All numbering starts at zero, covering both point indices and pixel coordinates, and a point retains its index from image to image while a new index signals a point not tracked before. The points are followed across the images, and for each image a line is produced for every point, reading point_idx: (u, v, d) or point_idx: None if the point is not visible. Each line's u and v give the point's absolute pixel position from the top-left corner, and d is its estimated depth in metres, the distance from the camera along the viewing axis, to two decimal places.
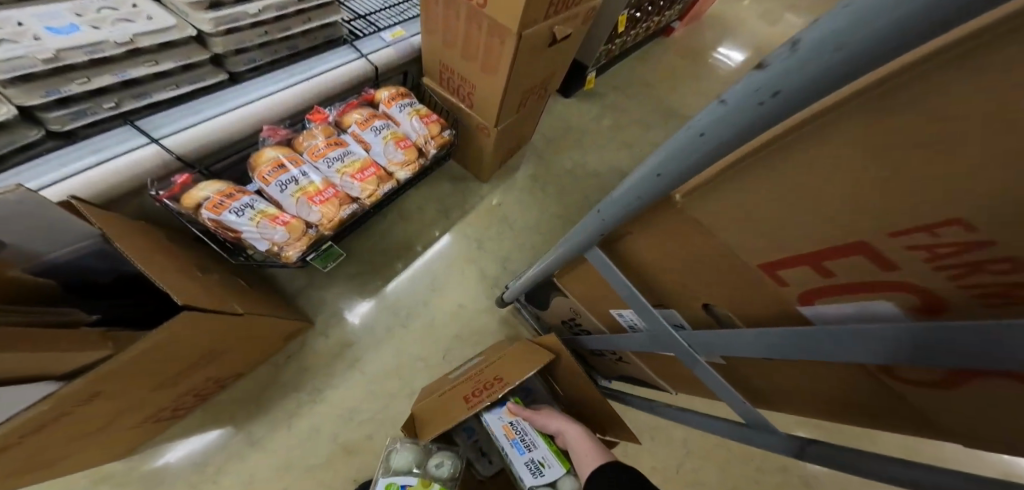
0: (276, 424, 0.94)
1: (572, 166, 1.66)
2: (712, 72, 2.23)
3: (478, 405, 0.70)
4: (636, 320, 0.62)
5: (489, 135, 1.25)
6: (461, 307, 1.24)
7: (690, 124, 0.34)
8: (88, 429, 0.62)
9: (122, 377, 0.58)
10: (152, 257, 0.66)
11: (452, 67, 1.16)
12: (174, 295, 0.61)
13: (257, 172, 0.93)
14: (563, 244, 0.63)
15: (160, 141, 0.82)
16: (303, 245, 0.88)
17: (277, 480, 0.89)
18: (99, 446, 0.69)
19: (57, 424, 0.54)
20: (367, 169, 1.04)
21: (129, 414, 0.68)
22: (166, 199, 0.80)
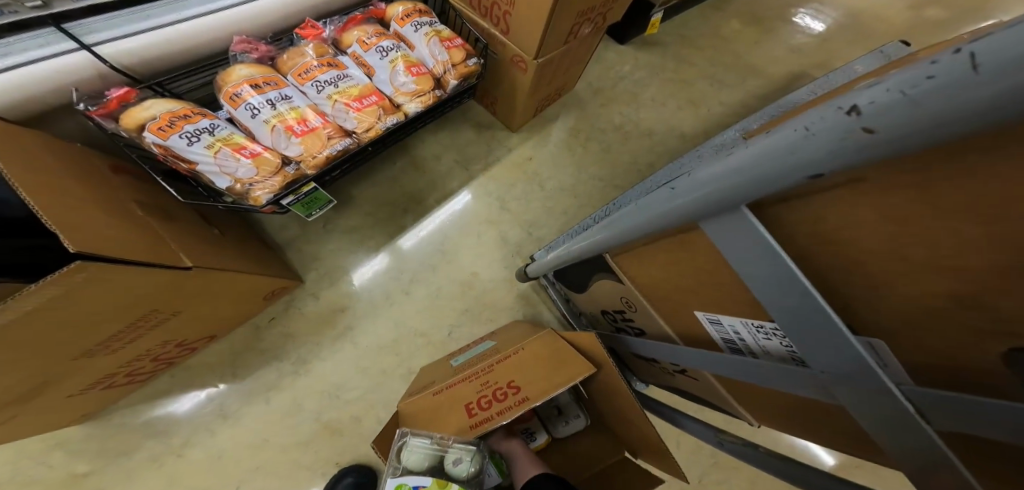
0: (255, 396, 0.91)
1: (623, 121, 1.34)
2: (828, 11, 1.70)
3: (485, 428, 0.54)
4: (747, 334, 0.39)
5: (527, 71, 0.94)
6: (473, 275, 1.08)
7: (854, 92, 0.17)
8: (11, 399, 0.54)
9: (8, 341, 0.44)
10: (59, 185, 0.48)
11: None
12: (66, 239, 0.42)
13: (224, 91, 0.70)
14: (668, 192, 0.34)
15: (92, 48, 0.59)
16: (275, 185, 0.69)
17: (251, 455, 0.88)
18: (36, 412, 0.62)
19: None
20: (367, 96, 0.79)
21: (61, 381, 0.59)
22: (102, 118, 0.62)
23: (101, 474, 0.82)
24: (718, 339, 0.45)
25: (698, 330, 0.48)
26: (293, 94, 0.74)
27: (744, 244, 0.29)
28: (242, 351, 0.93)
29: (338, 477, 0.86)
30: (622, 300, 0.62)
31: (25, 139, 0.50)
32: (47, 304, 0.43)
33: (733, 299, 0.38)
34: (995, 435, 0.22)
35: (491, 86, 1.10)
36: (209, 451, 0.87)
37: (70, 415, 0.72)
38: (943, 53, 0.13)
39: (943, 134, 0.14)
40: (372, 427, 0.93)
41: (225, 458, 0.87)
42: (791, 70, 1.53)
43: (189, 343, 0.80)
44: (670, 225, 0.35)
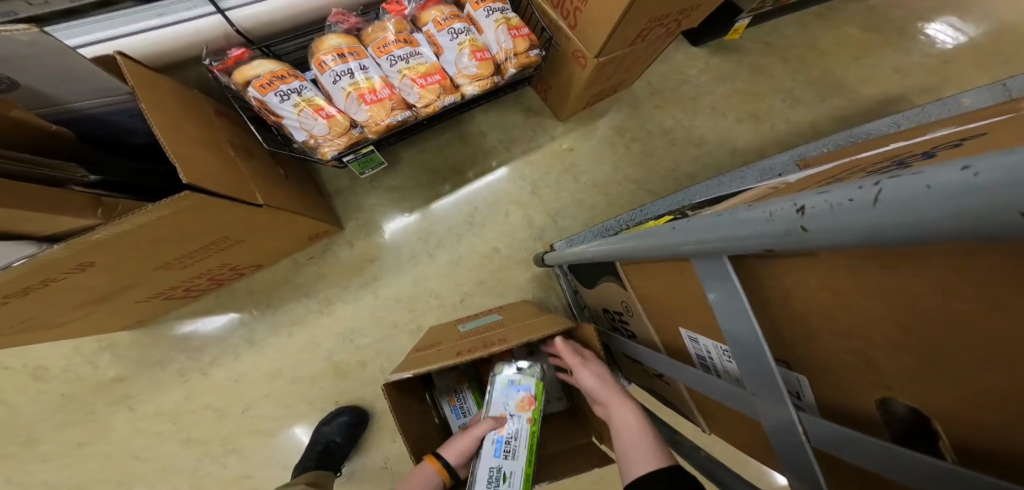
0: (280, 328, 1.05)
1: (675, 127, 1.31)
2: (960, 27, 1.49)
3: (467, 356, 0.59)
4: (715, 354, 0.43)
5: (586, 67, 0.94)
6: (494, 251, 1.15)
7: (802, 196, 0.21)
8: (91, 298, 0.66)
9: (119, 246, 0.56)
10: (176, 123, 0.61)
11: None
12: (179, 170, 0.55)
13: (315, 57, 0.79)
14: (669, 231, 0.37)
15: (225, 13, 0.73)
16: (341, 144, 0.79)
17: (267, 380, 1.04)
18: (114, 310, 0.76)
19: (46, 290, 0.56)
20: (432, 75, 0.84)
21: (134, 288, 0.72)
22: (219, 71, 0.75)
23: (139, 377, 1.00)
24: (694, 354, 0.48)
25: (678, 344, 0.53)
26: (370, 65, 0.82)
27: (717, 283, 0.33)
28: (271, 289, 1.06)
29: (335, 414, 1.01)
30: (622, 302, 0.66)
31: (162, 85, 0.64)
32: (153, 221, 0.56)
33: (709, 324, 0.42)
34: (873, 466, 0.28)
35: (548, 74, 1.11)
36: (229, 372, 1.03)
37: (128, 320, 0.87)
38: (866, 183, 0.17)
39: (860, 240, 0.18)
40: (373, 372, 1.06)
41: (242, 381, 1.03)
42: (879, 95, 1.39)
43: (242, 269, 0.94)
44: (668, 255, 0.39)
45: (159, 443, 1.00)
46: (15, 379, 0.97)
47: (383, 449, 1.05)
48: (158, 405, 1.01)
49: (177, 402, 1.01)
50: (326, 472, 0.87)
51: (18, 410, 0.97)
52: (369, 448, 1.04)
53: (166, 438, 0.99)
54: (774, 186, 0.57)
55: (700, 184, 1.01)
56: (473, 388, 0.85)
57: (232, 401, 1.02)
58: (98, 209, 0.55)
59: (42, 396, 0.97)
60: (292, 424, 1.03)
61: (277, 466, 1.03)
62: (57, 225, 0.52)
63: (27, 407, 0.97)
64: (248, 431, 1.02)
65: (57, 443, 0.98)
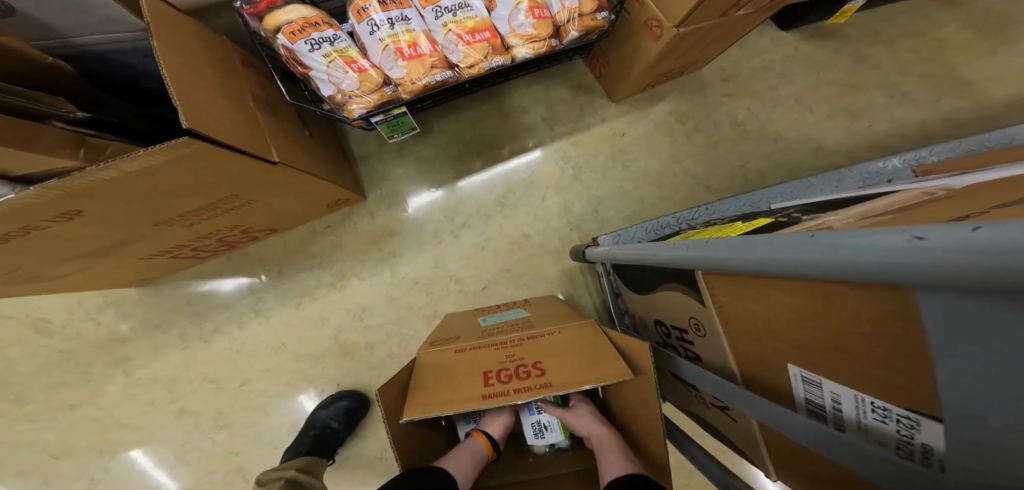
0: (289, 300, 1.00)
1: (750, 117, 1.12)
2: None
3: (500, 401, 0.49)
4: (850, 406, 0.32)
5: (661, 38, 0.76)
6: (524, 239, 1.04)
7: None
8: (92, 249, 0.61)
9: (112, 194, 0.49)
10: (195, 68, 0.52)
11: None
12: (181, 112, 0.45)
13: (353, 3, 0.68)
14: (877, 238, 0.19)
15: None
16: (371, 103, 0.69)
17: (271, 352, 1.00)
18: (114, 265, 0.72)
19: (35, 236, 0.51)
20: (481, 31, 0.71)
21: (139, 243, 0.66)
22: (250, 16, 0.66)
23: (139, 339, 1.00)
24: (800, 398, 0.38)
25: (779, 383, 0.41)
26: (413, 16, 0.70)
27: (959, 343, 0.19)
28: (278, 261, 1.00)
29: (336, 398, 0.97)
30: (689, 319, 0.54)
31: (186, 26, 0.55)
32: (149, 167, 0.47)
33: (886, 383, 0.28)
34: None
35: (608, 45, 0.93)
36: (231, 342, 1.00)
37: (136, 275, 0.83)
38: None
39: None
40: (380, 357, 1.01)
41: (243, 353, 1.00)
42: (1007, 98, 1.15)
43: (257, 231, 0.88)
44: (850, 279, 0.22)
45: (155, 407, 1.01)
46: (19, 332, 0.98)
47: (380, 438, 1.01)
48: (156, 371, 1.00)
49: (174, 368, 1.00)
50: (318, 458, 0.84)
51: (23, 362, 0.99)
52: (366, 434, 1.01)
53: (161, 406, 1.01)
54: (931, 194, 0.42)
55: (782, 184, 0.85)
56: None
57: (231, 375, 1.01)
58: (80, 151, 0.47)
59: (46, 349, 0.99)
60: (294, 401, 1.01)
61: (269, 444, 1.01)
62: (40, 165, 0.44)
63: (34, 360, 0.99)
64: (243, 406, 1.01)
65: (60, 398, 1.00)
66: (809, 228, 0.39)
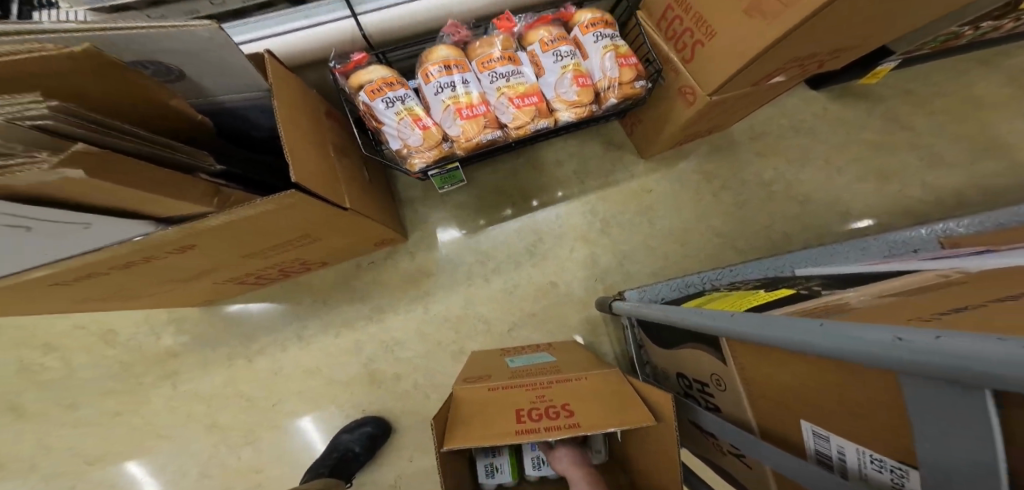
0: (329, 329, 1.08)
1: (775, 180, 1.17)
2: None
3: (532, 437, 0.52)
4: (854, 458, 0.34)
5: (694, 104, 0.84)
6: (551, 286, 1.10)
7: None
8: (184, 275, 0.71)
9: (223, 233, 0.59)
10: (299, 125, 0.64)
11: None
12: (293, 170, 0.56)
13: (423, 67, 0.81)
14: (880, 337, 0.24)
15: (357, 17, 0.79)
16: (431, 157, 0.79)
17: (306, 376, 1.06)
18: (193, 288, 0.82)
19: (150, 263, 0.61)
20: (530, 96, 0.81)
21: (219, 271, 0.76)
22: (340, 74, 0.80)
23: (189, 355, 1.09)
24: (810, 449, 0.40)
25: (790, 433, 0.43)
26: (472, 80, 0.81)
27: (936, 422, 0.23)
28: (324, 289, 1.09)
29: (360, 423, 1.00)
30: (710, 375, 0.57)
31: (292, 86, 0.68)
32: (256, 214, 0.57)
33: (880, 441, 0.31)
34: None
35: (643, 107, 1.03)
36: (271, 363, 1.07)
37: (201, 297, 0.93)
38: None
39: None
40: (406, 388, 1.05)
41: (280, 374, 1.07)
42: None
43: (311, 264, 0.97)
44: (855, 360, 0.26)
45: (191, 420, 1.07)
46: (88, 342, 1.09)
47: (397, 467, 1.02)
48: (198, 387, 1.08)
49: (216, 385, 1.08)
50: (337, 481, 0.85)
51: (85, 371, 1.09)
52: (384, 463, 1.02)
53: (195, 419, 1.07)
54: (946, 276, 0.46)
55: (811, 249, 0.88)
56: (510, 447, 0.74)
57: (265, 394, 1.06)
58: (214, 199, 0.59)
59: (108, 359, 1.09)
60: (320, 427, 1.05)
61: (289, 466, 1.04)
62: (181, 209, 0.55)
63: (96, 368, 1.09)
64: (270, 426, 1.05)
65: (109, 406, 1.08)
66: (828, 303, 0.44)
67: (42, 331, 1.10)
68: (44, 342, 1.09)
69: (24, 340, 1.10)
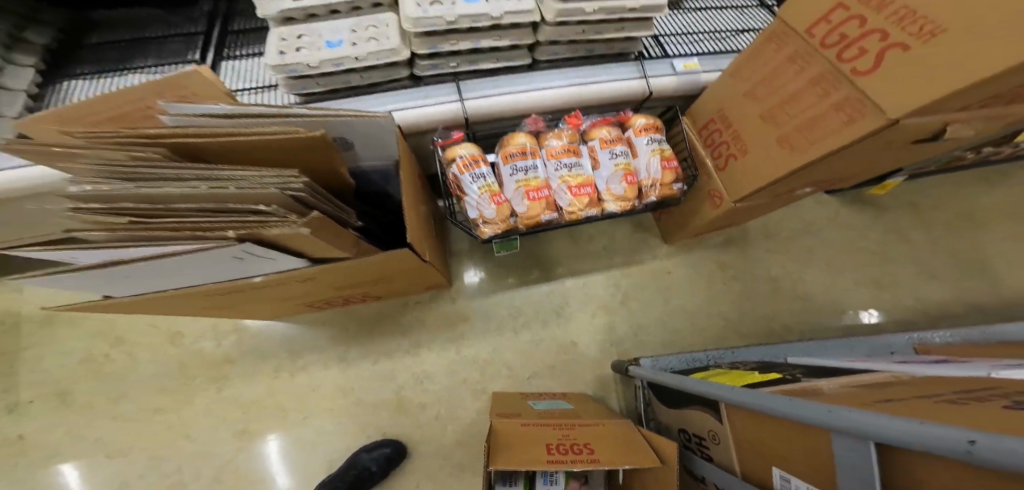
0: (370, 356, 1.21)
1: (777, 273, 1.34)
2: None
3: (561, 465, 0.64)
4: None
5: (720, 207, 1.06)
6: (570, 343, 1.23)
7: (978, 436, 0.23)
8: (284, 296, 0.88)
9: (341, 270, 0.78)
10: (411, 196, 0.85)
11: (733, 124, 0.98)
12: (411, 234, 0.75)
13: (503, 150, 1.02)
14: (822, 409, 0.39)
15: (463, 102, 0.96)
16: (499, 229, 1.00)
17: (339, 396, 1.17)
18: (278, 306, 0.98)
19: (276, 285, 0.78)
20: (585, 186, 1.03)
21: (308, 295, 0.93)
22: (440, 146, 1.01)
23: (240, 363, 1.21)
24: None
25: (764, 478, 0.54)
26: (540, 167, 1.03)
27: (849, 468, 0.37)
28: (370, 318, 1.24)
29: (378, 445, 1.08)
30: (709, 431, 0.69)
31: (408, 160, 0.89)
32: (372, 260, 0.77)
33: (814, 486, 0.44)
34: None
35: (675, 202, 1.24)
36: (310, 380, 1.19)
37: (272, 313, 1.07)
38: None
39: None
40: (427, 419, 1.15)
41: (316, 392, 1.17)
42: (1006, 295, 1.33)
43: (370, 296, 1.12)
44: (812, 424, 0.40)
45: (225, 423, 1.16)
46: (157, 340, 1.23)
47: None
48: (241, 394, 1.18)
49: (257, 394, 1.18)
50: None
51: (145, 366, 1.21)
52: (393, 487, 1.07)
53: (229, 423, 1.16)
54: (896, 377, 0.59)
55: (808, 343, 1.00)
56: (523, 478, 0.82)
57: (299, 407, 1.16)
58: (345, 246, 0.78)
59: (170, 358, 1.22)
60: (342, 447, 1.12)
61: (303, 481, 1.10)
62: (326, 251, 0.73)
63: (156, 365, 1.21)
64: (295, 439, 1.13)
65: (154, 400, 1.17)
66: (804, 386, 0.58)
67: (120, 325, 1.25)
68: (119, 336, 1.24)
69: (101, 331, 1.24)
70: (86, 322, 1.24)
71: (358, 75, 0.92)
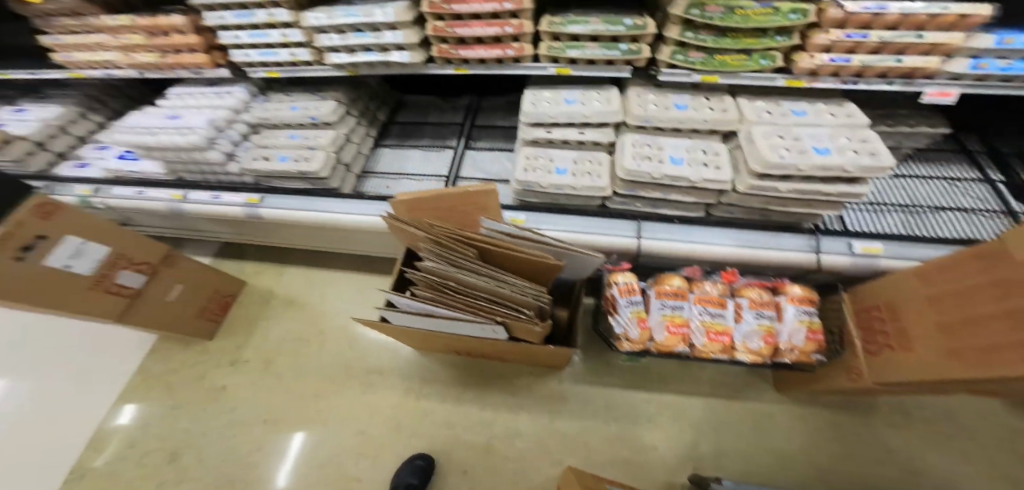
0: (478, 403, 1.41)
1: (904, 464, 1.23)
2: None
3: None
4: None
5: (856, 382, 1.01)
6: (654, 449, 1.28)
7: None
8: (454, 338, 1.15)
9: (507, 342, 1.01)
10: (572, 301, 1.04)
11: (902, 315, 0.89)
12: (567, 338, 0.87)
13: (658, 285, 1.16)
14: None
15: (641, 239, 1.08)
16: (634, 347, 1.11)
17: (443, 424, 1.37)
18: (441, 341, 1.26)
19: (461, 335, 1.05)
20: (722, 335, 1.08)
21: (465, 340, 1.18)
22: (605, 268, 1.19)
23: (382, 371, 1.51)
24: None
25: None
26: (685, 307, 1.14)
27: None
28: (494, 377, 1.46)
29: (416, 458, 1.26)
30: None
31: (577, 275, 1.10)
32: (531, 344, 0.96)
33: None
34: None
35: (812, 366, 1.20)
36: (427, 403, 1.42)
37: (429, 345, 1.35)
38: None
39: None
40: (506, 468, 1.27)
41: (427, 413, 1.40)
42: None
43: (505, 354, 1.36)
44: None
45: (352, 406, 1.43)
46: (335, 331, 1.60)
47: None
48: (372, 389, 1.46)
49: (385, 395, 1.45)
50: None
51: (321, 343, 1.58)
52: None
53: (354, 408, 1.42)
54: None
55: None
56: None
57: (410, 418, 1.39)
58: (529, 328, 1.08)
59: (337, 345, 1.56)
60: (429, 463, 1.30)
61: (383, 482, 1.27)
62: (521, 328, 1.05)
63: (327, 346, 1.57)
64: (396, 442, 1.34)
65: (314, 371, 1.51)
66: None
67: (320, 314, 1.66)
68: (318, 321, 1.64)
69: (312, 321, 1.64)
70: (301, 306, 1.69)
71: (566, 198, 1.10)
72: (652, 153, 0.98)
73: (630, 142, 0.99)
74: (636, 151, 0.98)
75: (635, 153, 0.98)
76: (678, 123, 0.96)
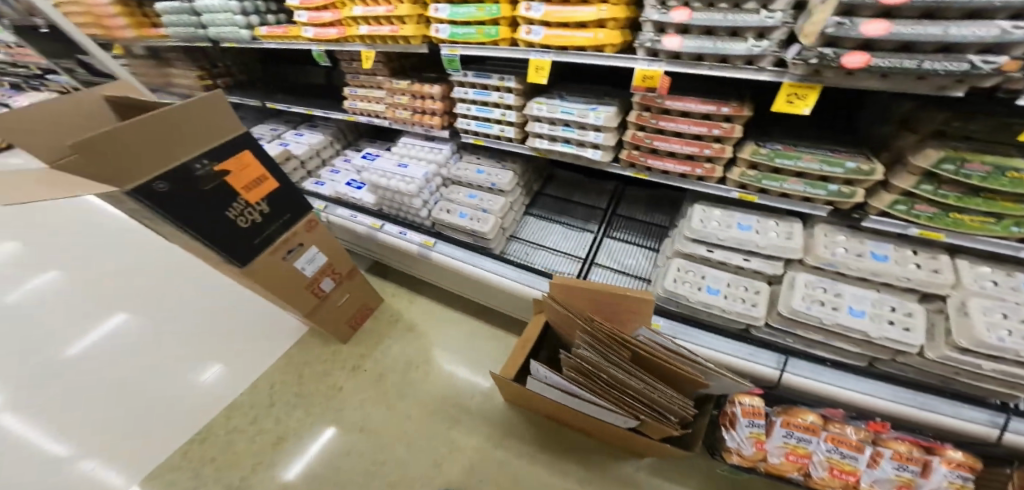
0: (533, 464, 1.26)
1: None
2: None
3: None
4: None
5: None
6: None
7: None
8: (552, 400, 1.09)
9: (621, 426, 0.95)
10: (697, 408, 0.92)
11: None
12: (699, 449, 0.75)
13: (787, 413, 1.07)
14: None
15: (784, 372, 0.98)
16: (744, 462, 1.08)
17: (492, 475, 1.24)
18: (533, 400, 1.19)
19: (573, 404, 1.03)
20: (848, 474, 1.01)
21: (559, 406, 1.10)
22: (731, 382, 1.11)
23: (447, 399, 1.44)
24: None
25: None
26: (814, 441, 1.04)
27: None
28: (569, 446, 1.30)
29: None
30: None
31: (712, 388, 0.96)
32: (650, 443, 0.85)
33: None
34: None
35: None
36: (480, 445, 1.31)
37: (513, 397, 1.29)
38: None
39: None
40: None
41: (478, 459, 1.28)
42: None
43: (590, 432, 1.25)
44: None
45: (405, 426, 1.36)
46: (414, 349, 1.60)
47: None
48: (429, 412, 1.39)
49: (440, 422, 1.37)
50: None
51: (396, 355, 1.58)
52: None
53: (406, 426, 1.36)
54: None
55: None
56: None
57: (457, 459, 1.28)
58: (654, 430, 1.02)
59: (411, 361, 1.55)
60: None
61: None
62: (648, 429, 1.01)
63: (402, 362, 1.56)
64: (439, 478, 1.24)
65: (380, 379, 1.50)
66: None
67: (404, 329, 1.67)
68: (402, 334, 1.65)
69: (423, 350, 1.60)
70: (392, 318, 1.72)
71: (707, 314, 1.01)
72: (826, 296, 0.86)
73: (803, 280, 0.88)
74: (808, 293, 0.86)
75: (807, 294, 0.87)
76: (869, 271, 0.82)
